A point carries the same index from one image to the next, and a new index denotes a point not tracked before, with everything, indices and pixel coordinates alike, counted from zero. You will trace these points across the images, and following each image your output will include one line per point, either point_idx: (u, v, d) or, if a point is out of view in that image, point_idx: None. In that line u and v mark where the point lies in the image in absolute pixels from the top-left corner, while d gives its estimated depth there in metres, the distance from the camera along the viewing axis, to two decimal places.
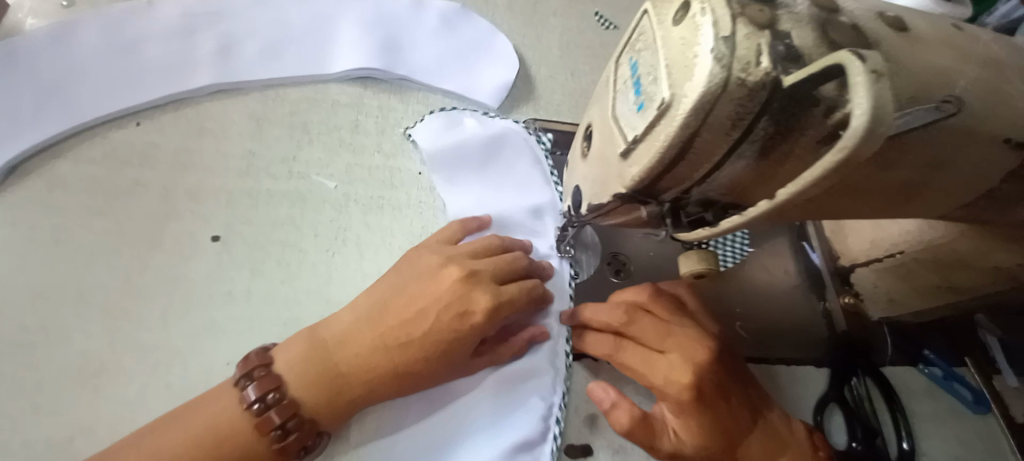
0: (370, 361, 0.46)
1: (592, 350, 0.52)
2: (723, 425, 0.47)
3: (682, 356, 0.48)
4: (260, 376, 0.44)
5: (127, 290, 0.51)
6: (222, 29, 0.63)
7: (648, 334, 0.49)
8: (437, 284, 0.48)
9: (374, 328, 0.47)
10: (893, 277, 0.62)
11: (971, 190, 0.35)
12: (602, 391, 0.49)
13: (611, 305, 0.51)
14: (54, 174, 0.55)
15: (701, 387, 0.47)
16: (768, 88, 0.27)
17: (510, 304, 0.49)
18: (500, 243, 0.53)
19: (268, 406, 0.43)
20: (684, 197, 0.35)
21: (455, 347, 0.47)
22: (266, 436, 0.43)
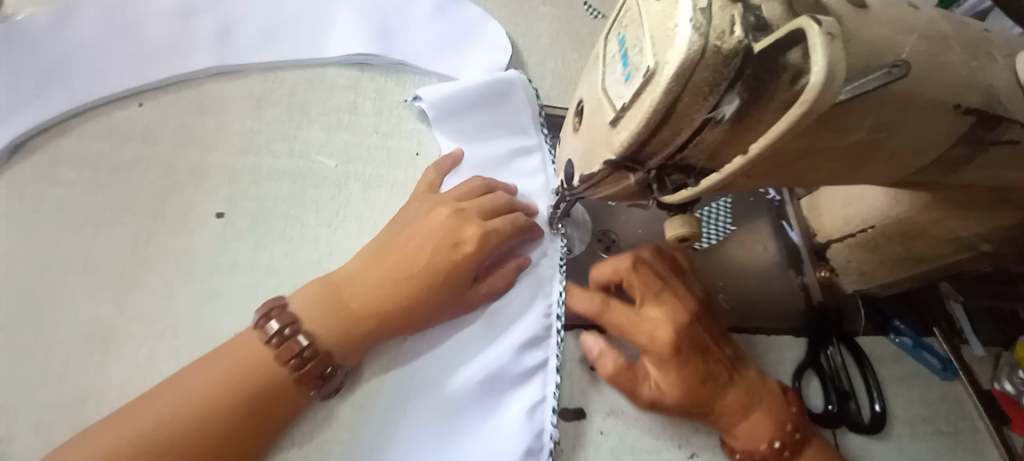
0: (379, 293, 0.48)
1: (578, 308, 0.54)
2: (702, 377, 0.51)
3: (666, 315, 0.52)
4: (279, 313, 0.46)
5: (133, 264, 0.52)
6: (221, 12, 0.64)
7: (638, 290, 0.54)
8: (431, 221, 0.52)
9: (383, 266, 0.49)
10: (865, 251, 0.66)
11: (925, 155, 0.39)
12: (593, 341, 0.53)
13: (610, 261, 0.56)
14: (59, 151, 0.56)
15: (680, 342, 0.51)
16: (740, 56, 0.30)
17: (497, 234, 0.53)
18: (482, 185, 0.57)
19: (286, 338, 0.45)
20: (667, 163, 0.38)
21: (453, 277, 0.50)
22: (286, 366, 0.45)
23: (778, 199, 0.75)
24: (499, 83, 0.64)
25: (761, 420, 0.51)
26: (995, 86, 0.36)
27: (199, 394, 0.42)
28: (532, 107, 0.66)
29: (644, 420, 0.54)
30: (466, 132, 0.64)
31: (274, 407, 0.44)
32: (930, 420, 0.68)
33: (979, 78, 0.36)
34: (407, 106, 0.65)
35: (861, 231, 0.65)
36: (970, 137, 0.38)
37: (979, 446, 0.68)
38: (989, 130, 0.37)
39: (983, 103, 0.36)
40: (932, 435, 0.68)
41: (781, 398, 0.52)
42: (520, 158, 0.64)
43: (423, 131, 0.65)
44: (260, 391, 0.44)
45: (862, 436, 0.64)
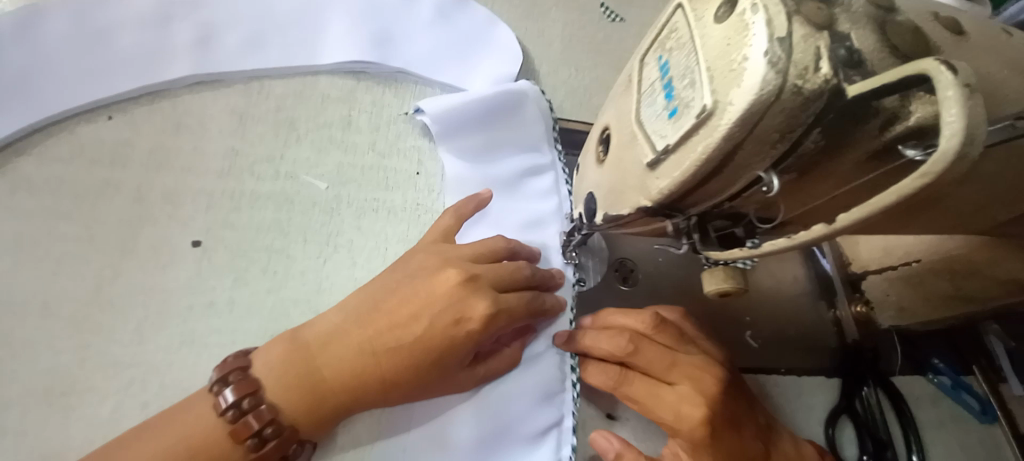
0: (358, 367, 0.43)
1: (594, 382, 0.48)
2: (735, 455, 0.46)
3: (691, 388, 0.46)
4: (237, 380, 0.41)
5: (99, 301, 0.46)
6: (201, 15, 0.58)
7: (655, 366, 0.46)
8: (433, 285, 0.45)
9: (364, 330, 0.44)
10: (906, 285, 0.61)
11: (1014, 204, 0.33)
12: (606, 441, 0.46)
13: (615, 333, 0.47)
14: (18, 173, 0.50)
15: (714, 423, 0.45)
16: (825, 98, 0.23)
17: (508, 315, 0.46)
18: (506, 247, 0.49)
19: (243, 412, 0.40)
20: (712, 210, 0.32)
21: (448, 356, 0.44)
22: (242, 444, 0.40)
23: None
24: (511, 95, 0.58)
25: None
26: None
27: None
28: (545, 119, 0.59)
29: None
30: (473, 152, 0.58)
31: None
32: None
33: None
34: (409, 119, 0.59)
35: (905, 264, 0.61)
36: None
37: None
38: None
39: None
40: None
41: None
42: (532, 178, 0.58)
43: (424, 147, 0.59)
44: None
45: None
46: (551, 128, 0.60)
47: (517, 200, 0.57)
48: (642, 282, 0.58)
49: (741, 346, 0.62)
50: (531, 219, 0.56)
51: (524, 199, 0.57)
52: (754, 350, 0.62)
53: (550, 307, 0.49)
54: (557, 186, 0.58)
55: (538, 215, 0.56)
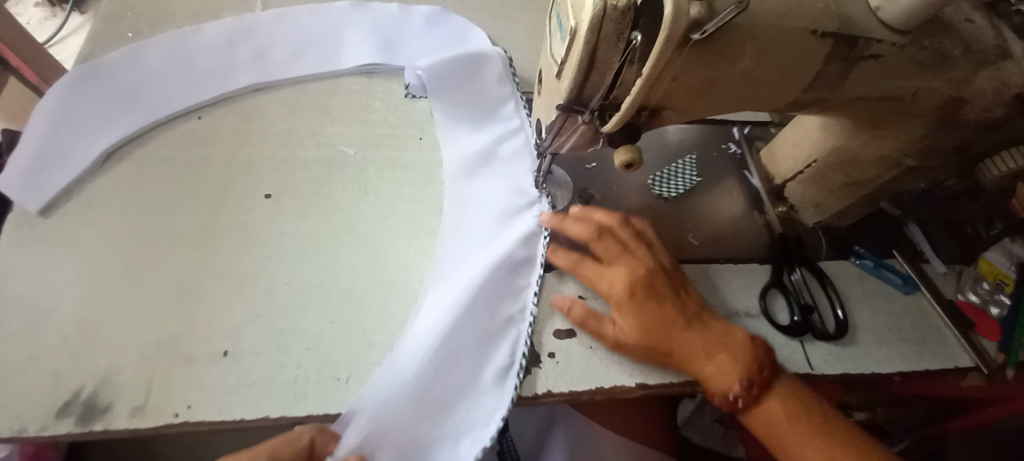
0: None
1: (561, 262, 0.66)
2: (658, 321, 0.60)
3: (628, 267, 0.62)
4: None
5: (203, 237, 0.65)
6: (255, 42, 0.79)
7: (605, 248, 0.63)
8: None
9: None
10: (812, 183, 0.76)
11: (805, 74, 0.49)
12: (561, 298, 0.63)
13: (583, 223, 0.65)
14: (139, 158, 0.70)
15: (637, 292, 0.61)
16: (632, 10, 0.41)
17: None
18: None
19: None
20: (605, 103, 0.49)
21: None
22: None
23: (738, 151, 0.85)
24: (470, 56, 0.79)
25: (712, 362, 0.59)
26: (849, 13, 0.46)
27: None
28: (499, 65, 0.81)
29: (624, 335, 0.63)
30: (457, 106, 0.78)
31: None
32: (895, 329, 0.75)
33: (830, 8, 0.45)
34: (405, 95, 0.80)
35: (807, 166, 0.74)
36: (829, 56, 0.47)
37: (947, 348, 0.75)
38: (851, 47, 0.47)
39: (839, 27, 0.46)
40: (899, 342, 0.74)
41: (744, 345, 0.60)
42: (501, 114, 0.79)
43: (425, 121, 0.78)
44: None
45: (829, 343, 0.71)
46: (517, 90, 0.81)
47: (496, 133, 0.78)
48: (600, 201, 0.76)
49: (686, 246, 0.77)
50: (508, 144, 0.77)
51: (500, 130, 0.78)
52: (696, 247, 0.77)
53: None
54: (519, 112, 0.79)
55: (513, 139, 0.78)
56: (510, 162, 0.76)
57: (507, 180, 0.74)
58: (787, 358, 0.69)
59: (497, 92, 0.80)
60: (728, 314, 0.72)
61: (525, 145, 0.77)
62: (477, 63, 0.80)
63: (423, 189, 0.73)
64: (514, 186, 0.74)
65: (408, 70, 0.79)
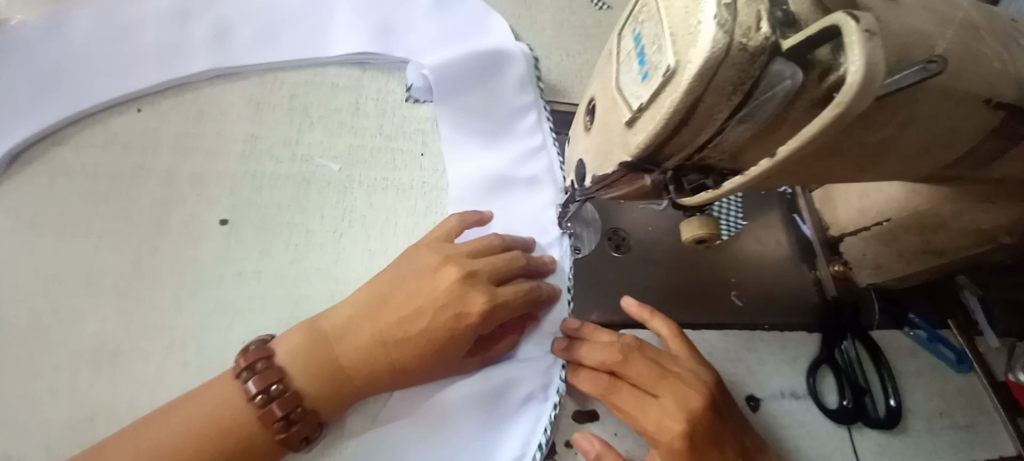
0: (371, 355, 0.47)
1: (584, 388, 0.53)
2: None
3: (676, 402, 0.50)
4: (262, 368, 0.45)
5: (139, 275, 0.51)
6: (217, 14, 0.62)
7: (642, 376, 0.51)
8: (435, 283, 0.50)
9: (378, 320, 0.48)
10: (880, 244, 0.64)
11: (957, 147, 0.38)
12: (589, 442, 0.50)
13: (606, 344, 0.53)
14: (56, 161, 0.55)
15: (694, 435, 0.49)
16: (767, 52, 0.28)
17: (506, 307, 0.50)
18: (500, 241, 0.54)
19: (270, 399, 0.44)
20: (686, 163, 0.36)
21: (450, 346, 0.49)
22: (271, 427, 0.44)
23: (790, 191, 0.72)
24: (486, 56, 0.64)
25: None
26: (1022, 75, 0.35)
27: (187, 431, 0.42)
28: (521, 66, 0.66)
29: None
30: (469, 117, 0.63)
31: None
32: (946, 414, 0.66)
33: (1010, 70, 0.35)
34: (406, 96, 0.64)
35: (877, 224, 0.63)
36: (997, 129, 0.37)
37: (996, 440, 0.66)
38: (1022, 123, 0.37)
39: (1014, 97, 0.35)
40: (950, 430, 0.66)
41: None
42: (522, 128, 0.64)
43: (428, 130, 0.63)
44: (232, 451, 0.43)
45: (876, 431, 0.63)
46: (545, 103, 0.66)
47: (513, 154, 0.63)
48: (635, 247, 0.63)
49: (728, 306, 0.65)
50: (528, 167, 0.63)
51: (518, 150, 0.63)
52: (739, 308, 0.66)
53: (549, 292, 0.54)
54: (542, 127, 0.65)
55: (535, 161, 0.63)
56: (530, 191, 0.62)
57: (524, 217, 0.61)
58: (834, 449, 0.61)
59: (517, 100, 0.64)
60: (771, 394, 0.63)
61: (549, 172, 0.63)
62: (495, 65, 0.65)
63: (424, 223, 0.59)
64: (532, 223, 0.60)
65: (411, 69, 0.64)
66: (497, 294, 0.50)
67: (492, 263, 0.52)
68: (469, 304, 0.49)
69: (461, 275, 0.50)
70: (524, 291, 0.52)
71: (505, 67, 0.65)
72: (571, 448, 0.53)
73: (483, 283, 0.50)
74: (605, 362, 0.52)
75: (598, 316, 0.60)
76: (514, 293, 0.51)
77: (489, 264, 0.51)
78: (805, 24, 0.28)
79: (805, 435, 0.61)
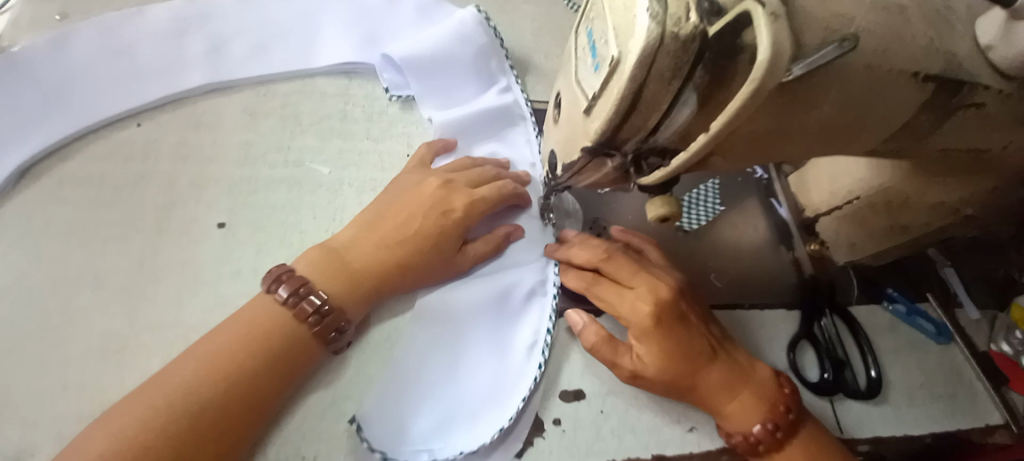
0: (375, 257, 0.53)
1: (570, 285, 0.58)
2: (684, 350, 0.53)
3: (648, 290, 0.55)
4: (288, 278, 0.50)
5: (143, 277, 0.55)
6: (211, 31, 0.66)
7: (622, 270, 0.56)
8: (419, 194, 0.57)
9: (375, 232, 0.55)
10: (852, 222, 0.67)
11: (896, 121, 0.41)
12: (577, 316, 0.56)
13: (592, 247, 0.59)
14: (63, 173, 0.59)
15: (664, 315, 0.54)
16: (698, 40, 0.31)
17: (484, 203, 0.58)
18: (472, 162, 0.62)
19: (301, 299, 0.49)
20: (643, 146, 0.39)
21: (442, 244, 0.56)
22: (305, 323, 0.49)
23: (765, 176, 0.75)
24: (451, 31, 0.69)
25: (743, 399, 0.53)
26: (949, 51, 0.38)
27: (231, 340, 0.47)
28: (472, 20, 0.70)
29: (633, 411, 0.56)
30: (443, 87, 0.68)
31: (294, 368, 0.48)
32: (926, 385, 0.68)
33: (937, 46, 0.38)
34: (388, 97, 0.68)
35: (849, 202, 0.65)
36: (930, 102, 0.40)
37: (980, 409, 0.68)
38: (951, 95, 0.40)
39: (942, 71, 0.38)
40: (932, 400, 0.68)
41: (772, 383, 0.54)
42: (488, 81, 0.69)
43: (413, 133, 0.67)
44: (278, 353, 0.48)
45: (858, 402, 0.65)
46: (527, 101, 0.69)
47: (491, 110, 0.67)
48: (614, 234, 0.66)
49: (707, 287, 0.68)
50: (503, 120, 0.68)
51: (495, 107, 0.67)
52: (719, 289, 0.68)
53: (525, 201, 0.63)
54: (508, 77, 0.70)
55: (506, 109, 0.68)
56: (510, 137, 0.67)
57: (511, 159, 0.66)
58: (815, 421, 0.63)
59: (487, 66, 0.69)
60: None
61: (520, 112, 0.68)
62: (461, 37, 0.69)
63: None
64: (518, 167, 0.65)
65: (384, 69, 0.68)
66: (475, 193, 0.58)
67: (468, 175, 0.60)
68: (452, 203, 0.57)
69: (441, 181, 0.58)
70: (500, 189, 0.60)
71: (470, 36, 0.69)
72: (558, 425, 0.55)
73: (462, 187, 0.59)
74: (589, 261, 0.58)
75: None
76: (491, 193, 0.59)
77: (467, 175, 0.60)
78: (731, 11, 0.31)
79: None
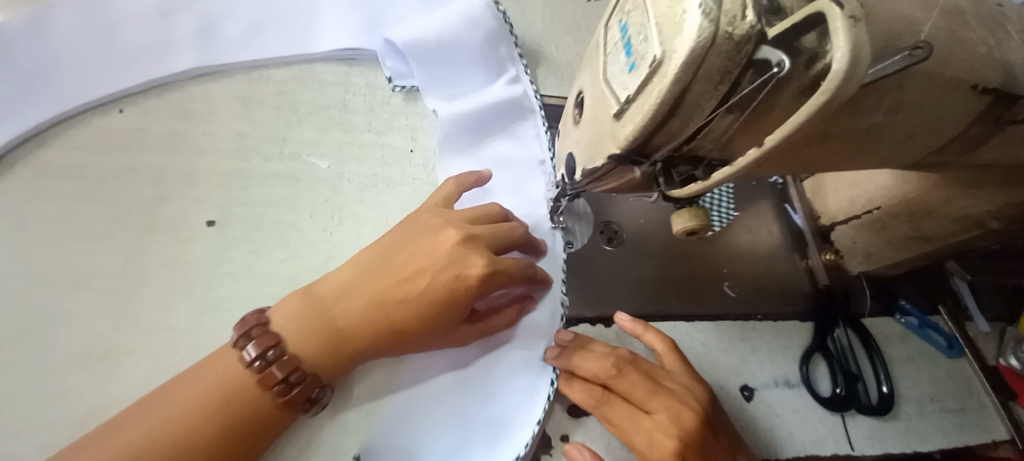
0: (369, 317, 0.46)
1: (576, 399, 0.52)
2: (698, 431, 0.50)
3: (643, 378, 0.52)
4: (259, 334, 0.44)
5: (125, 278, 0.51)
6: (200, 11, 0.61)
7: (635, 391, 0.51)
8: (433, 248, 0.48)
9: (372, 285, 0.47)
10: (870, 231, 0.64)
11: (943, 132, 0.38)
12: (579, 452, 0.50)
13: (598, 355, 0.53)
14: (38, 162, 0.54)
15: (666, 398, 0.51)
16: (753, 41, 0.28)
17: (506, 274, 0.49)
18: (499, 212, 0.54)
19: (269, 363, 0.43)
20: (675, 155, 0.36)
21: (450, 309, 0.47)
22: (270, 390, 0.43)
23: (781, 181, 0.72)
24: (458, 20, 0.63)
25: None
26: (1009, 60, 0.36)
27: (192, 401, 0.41)
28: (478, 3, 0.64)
29: None
30: (448, 80, 0.64)
31: (251, 438, 0.42)
32: (937, 399, 0.67)
33: (996, 55, 0.35)
34: (392, 88, 0.64)
35: (867, 213, 0.64)
36: (981, 114, 0.37)
37: (988, 425, 0.67)
38: (1006, 107, 0.38)
39: (1000, 81, 0.36)
40: (942, 415, 0.66)
41: None
42: (496, 74, 0.65)
43: (417, 127, 0.63)
44: (239, 421, 0.42)
45: (870, 417, 0.64)
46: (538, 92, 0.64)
47: (499, 108, 0.63)
48: (626, 239, 0.63)
49: (721, 297, 0.66)
50: (511, 117, 0.63)
51: (503, 105, 0.63)
52: (732, 299, 0.66)
53: (543, 275, 0.53)
54: (519, 70, 0.65)
55: (515, 105, 0.63)
56: (517, 137, 0.63)
57: (518, 162, 0.62)
58: (827, 435, 0.62)
59: (495, 59, 0.64)
60: (764, 383, 0.63)
61: (529, 107, 0.64)
62: (469, 26, 0.64)
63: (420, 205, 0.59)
64: (525, 169, 0.62)
65: (387, 57, 0.64)
66: (497, 259, 0.49)
67: (492, 230, 0.51)
68: (469, 265, 0.47)
69: (462, 236, 0.49)
70: (521, 263, 0.51)
71: (478, 25, 0.64)
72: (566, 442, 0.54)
73: (483, 247, 0.49)
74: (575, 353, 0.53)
75: (592, 309, 0.60)
76: (515, 263, 0.50)
77: (490, 230, 0.51)
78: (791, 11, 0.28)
79: (801, 423, 0.62)
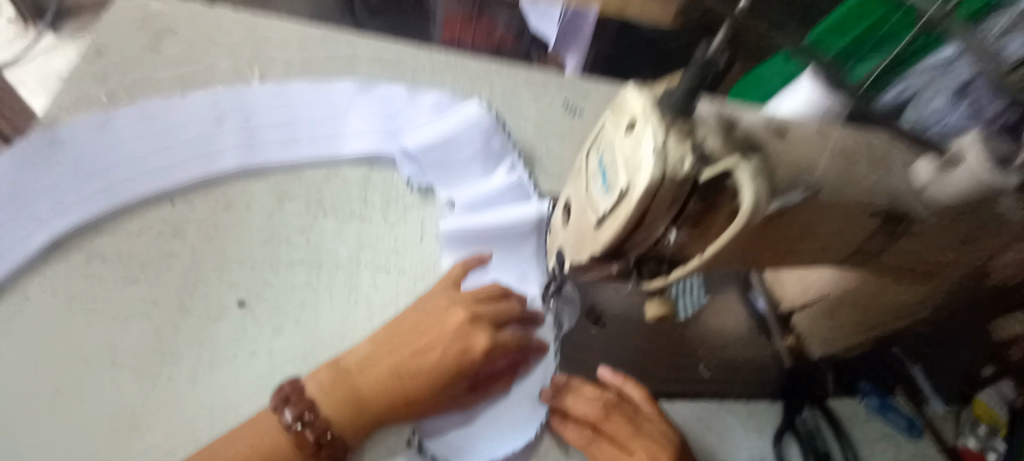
0: (388, 388, 0.52)
1: (570, 438, 0.58)
2: None
3: (624, 420, 0.57)
4: (295, 399, 0.49)
5: (159, 354, 0.56)
6: (249, 120, 0.73)
7: (618, 432, 0.57)
8: (443, 323, 0.56)
9: (392, 358, 0.53)
10: (825, 319, 0.72)
11: (849, 242, 0.50)
12: None
13: (589, 399, 0.58)
14: (94, 247, 0.62)
15: (645, 439, 0.56)
16: (691, 179, 0.39)
17: (503, 347, 0.57)
18: (500, 291, 0.61)
19: (303, 425, 0.49)
20: (644, 255, 0.45)
21: (456, 380, 0.54)
22: (303, 450, 0.49)
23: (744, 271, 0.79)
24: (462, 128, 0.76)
25: None
26: (896, 191, 0.46)
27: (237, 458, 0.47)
28: (479, 109, 0.78)
29: None
30: (455, 177, 0.74)
31: None
32: None
33: (880, 187, 0.46)
34: (408, 187, 0.74)
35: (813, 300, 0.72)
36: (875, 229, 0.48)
37: None
38: (895, 224, 0.49)
39: (886, 205, 0.47)
40: None
41: None
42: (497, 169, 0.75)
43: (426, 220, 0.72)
44: None
45: None
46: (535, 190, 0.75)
47: (499, 197, 0.73)
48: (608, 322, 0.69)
49: (696, 378, 0.72)
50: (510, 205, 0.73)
51: (502, 195, 0.73)
52: (707, 379, 0.72)
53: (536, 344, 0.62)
54: (515, 168, 0.76)
55: (513, 196, 0.74)
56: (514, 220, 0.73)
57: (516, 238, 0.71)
58: None
59: (493, 157, 0.76)
60: None
61: (526, 193, 0.74)
62: (472, 134, 0.76)
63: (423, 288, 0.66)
64: (515, 242, 0.70)
65: (403, 162, 0.74)
66: (497, 336, 0.57)
67: (495, 309, 0.59)
68: (473, 342, 0.55)
69: (468, 315, 0.56)
70: (518, 336, 0.59)
71: (479, 132, 0.76)
72: None
73: (486, 324, 0.57)
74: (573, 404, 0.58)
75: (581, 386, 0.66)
76: (511, 337, 0.58)
77: (491, 309, 0.58)
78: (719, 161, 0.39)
79: None
